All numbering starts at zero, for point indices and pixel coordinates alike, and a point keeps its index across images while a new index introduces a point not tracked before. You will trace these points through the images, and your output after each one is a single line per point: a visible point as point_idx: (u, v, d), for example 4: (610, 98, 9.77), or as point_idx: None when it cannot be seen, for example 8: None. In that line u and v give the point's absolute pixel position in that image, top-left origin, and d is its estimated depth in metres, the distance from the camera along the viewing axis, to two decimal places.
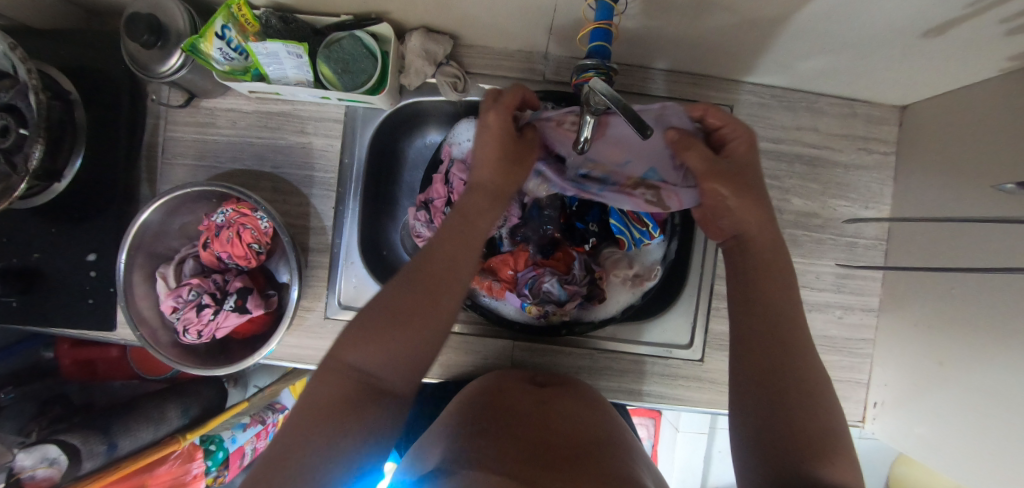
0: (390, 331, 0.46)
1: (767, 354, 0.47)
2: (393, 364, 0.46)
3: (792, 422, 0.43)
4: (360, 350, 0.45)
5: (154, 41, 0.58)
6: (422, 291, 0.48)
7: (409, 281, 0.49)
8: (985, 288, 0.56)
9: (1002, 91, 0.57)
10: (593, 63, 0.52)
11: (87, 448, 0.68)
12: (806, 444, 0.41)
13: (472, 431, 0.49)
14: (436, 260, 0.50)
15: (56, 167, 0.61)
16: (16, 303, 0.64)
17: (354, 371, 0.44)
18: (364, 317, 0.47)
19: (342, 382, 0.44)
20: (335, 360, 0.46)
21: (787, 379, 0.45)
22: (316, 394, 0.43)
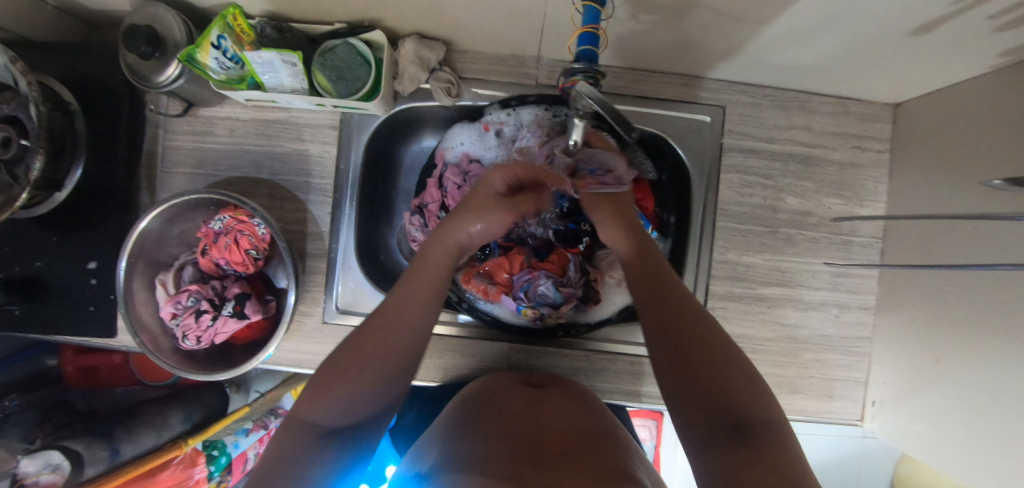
0: (343, 383, 0.49)
1: (682, 350, 0.49)
2: (351, 414, 0.50)
3: (722, 408, 0.44)
4: (318, 406, 0.49)
5: (151, 52, 0.59)
6: (377, 341, 0.51)
7: (360, 336, 0.52)
8: (981, 285, 0.55)
9: (994, 87, 0.57)
10: (582, 67, 0.52)
11: (90, 454, 0.69)
12: (741, 427, 0.43)
13: (468, 433, 0.50)
14: (390, 313, 0.53)
15: (57, 177, 0.62)
16: (20, 312, 0.65)
17: (313, 426, 0.48)
18: (317, 374, 0.50)
19: (301, 437, 0.47)
20: (296, 416, 0.49)
21: (708, 364, 0.47)
22: (272, 453, 0.46)
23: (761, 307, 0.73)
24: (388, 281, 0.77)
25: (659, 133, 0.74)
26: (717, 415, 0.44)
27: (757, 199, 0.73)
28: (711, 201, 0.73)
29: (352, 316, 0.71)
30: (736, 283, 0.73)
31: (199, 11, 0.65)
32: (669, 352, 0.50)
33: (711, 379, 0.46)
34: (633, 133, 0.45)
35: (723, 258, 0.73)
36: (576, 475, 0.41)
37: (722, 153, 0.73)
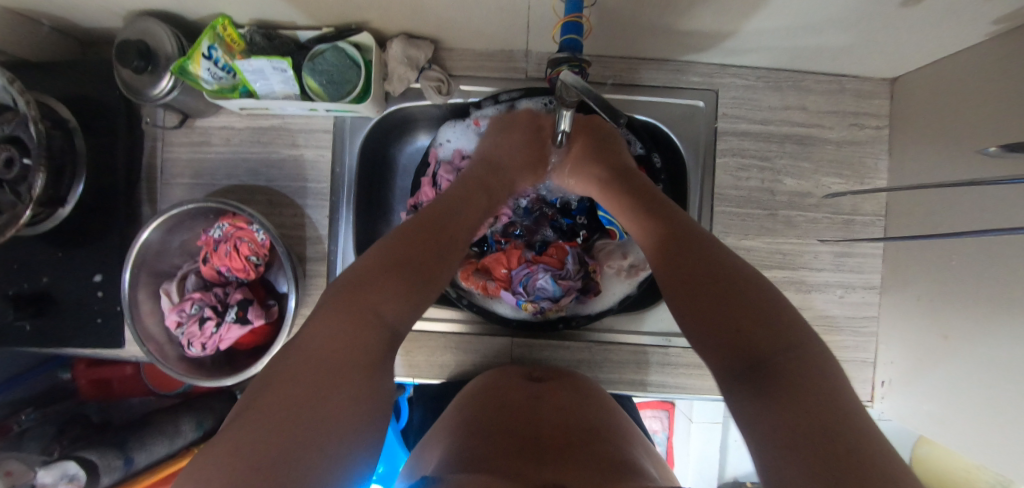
0: (399, 285, 0.46)
1: (703, 284, 0.44)
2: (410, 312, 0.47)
3: (743, 342, 0.39)
4: (385, 296, 0.44)
5: (144, 66, 0.60)
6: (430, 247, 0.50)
7: (415, 238, 0.50)
8: (986, 256, 0.54)
9: (992, 55, 0.55)
10: (565, 56, 0.53)
11: (105, 463, 0.70)
12: (759, 364, 0.38)
13: (464, 431, 0.50)
14: (457, 224, 0.54)
15: (59, 194, 0.63)
16: (31, 327, 0.66)
17: (386, 320, 0.44)
18: (359, 272, 0.45)
19: (374, 328, 0.43)
20: (361, 303, 0.43)
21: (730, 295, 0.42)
22: (321, 342, 0.40)
23: None
24: None
25: (650, 120, 0.74)
26: (740, 351, 0.39)
27: (754, 183, 0.72)
28: (708, 186, 0.72)
29: None
30: None
31: (189, 23, 0.66)
32: (686, 298, 0.44)
33: (730, 308, 0.41)
34: (625, 119, 0.44)
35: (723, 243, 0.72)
36: (572, 468, 0.41)
37: (717, 138, 0.72)
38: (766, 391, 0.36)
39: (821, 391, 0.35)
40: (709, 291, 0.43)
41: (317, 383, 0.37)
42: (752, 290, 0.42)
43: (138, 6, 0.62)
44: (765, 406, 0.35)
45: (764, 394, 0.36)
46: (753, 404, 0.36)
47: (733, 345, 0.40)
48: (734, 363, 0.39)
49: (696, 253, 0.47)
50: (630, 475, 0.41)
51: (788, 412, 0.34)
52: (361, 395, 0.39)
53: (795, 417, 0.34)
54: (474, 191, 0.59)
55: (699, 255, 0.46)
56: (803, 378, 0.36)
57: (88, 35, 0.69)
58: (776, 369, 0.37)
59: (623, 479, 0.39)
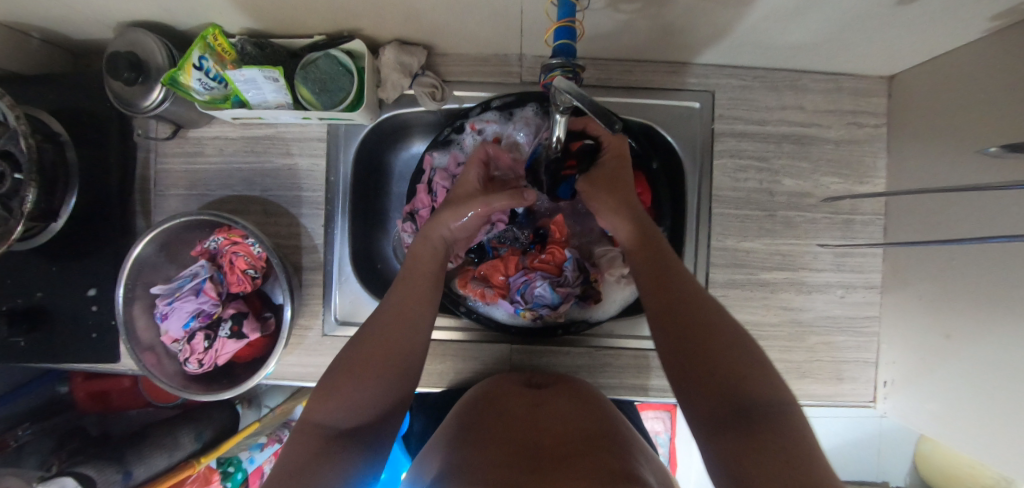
0: (351, 386, 0.49)
1: (694, 325, 0.46)
2: (360, 412, 0.48)
3: (734, 392, 0.41)
4: (324, 407, 0.47)
5: (136, 77, 0.59)
6: (371, 349, 0.51)
7: (365, 341, 0.52)
8: (988, 256, 0.54)
9: (990, 52, 0.55)
10: (558, 62, 0.51)
11: (104, 478, 0.69)
12: (747, 415, 0.40)
13: (450, 440, 0.51)
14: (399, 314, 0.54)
15: (53, 207, 0.63)
16: (25, 343, 0.66)
17: (320, 428, 0.46)
18: (321, 383, 0.50)
19: (308, 439, 0.45)
20: (302, 421, 0.47)
21: (717, 339, 0.44)
22: (286, 459, 0.44)
23: (763, 292, 0.72)
24: (386, 290, 0.78)
25: (647, 122, 0.73)
26: (730, 407, 0.41)
27: (752, 184, 0.72)
28: (705, 188, 0.72)
29: (353, 327, 0.71)
30: (737, 270, 0.72)
31: (180, 34, 0.65)
32: (675, 328, 0.46)
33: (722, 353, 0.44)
34: (619, 124, 0.44)
35: (722, 245, 0.72)
36: (579, 478, 0.40)
37: (714, 139, 0.72)
38: (742, 441, 0.38)
39: (800, 448, 0.37)
40: (691, 345, 0.45)
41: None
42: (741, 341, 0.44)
43: (128, 16, 0.61)
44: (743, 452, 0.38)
45: (743, 444, 0.38)
46: (729, 454, 0.38)
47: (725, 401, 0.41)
48: (721, 415, 0.41)
49: (689, 305, 0.48)
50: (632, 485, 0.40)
51: (763, 459, 0.36)
52: None
53: (767, 466, 0.36)
54: (411, 273, 0.58)
55: (692, 305, 0.48)
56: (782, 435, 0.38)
57: (78, 46, 0.69)
58: (766, 424, 0.39)
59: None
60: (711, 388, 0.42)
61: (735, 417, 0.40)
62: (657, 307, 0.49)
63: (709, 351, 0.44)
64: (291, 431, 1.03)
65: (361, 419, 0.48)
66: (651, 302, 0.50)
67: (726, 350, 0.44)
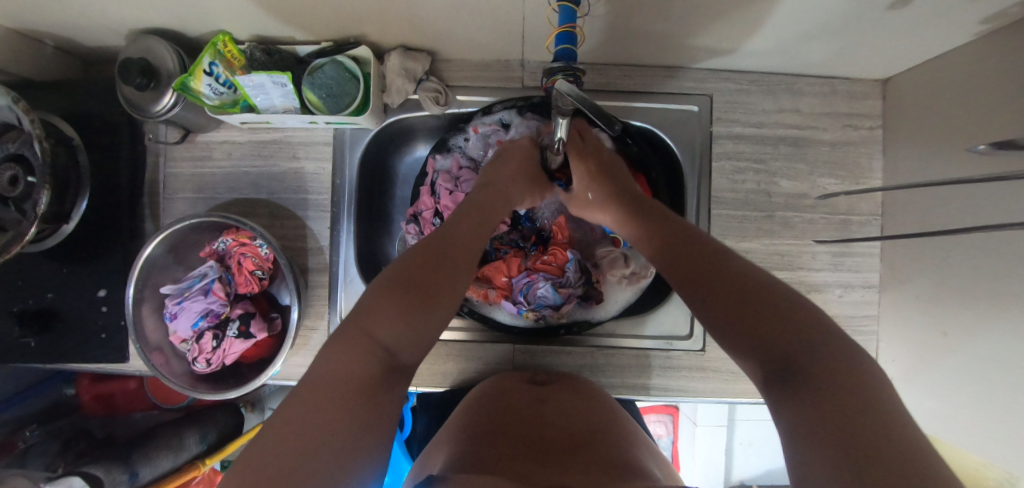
0: (411, 313, 0.45)
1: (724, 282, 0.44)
2: (414, 341, 0.46)
3: (776, 345, 0.38)
4: (387, 325, 0.44)
5: (147, 83, 0.61)
6: (430, 276, 0.48)
7: (417, 266, 0.48)
8: (984, 252, 0.55)
9: (982, 54, 0.56)
10: (560, 66, 0.53)
11: (111, 478, 0.70)
12: (789, 368, 0.36)
13: (465, 435, 0.51)
14: (455, 245, 0.52)
15: (64, 210, 0.64)
16: (34, 343, 0.67)
17: (381, 348, 0.43)
18: (366, 300, 0.45)
19: (366, 357, 0.42)
20: (360, 330, 0.43)
21: (753, 293, 0.41)
22: (334, 374, 0.41)
23: None
24: None
25: (647, 125, 0.74)
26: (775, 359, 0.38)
27: (751, 185, 0.73)
28: (704, 189, 0.73)
29: None
30: None
31: (190, 41, 0.67)
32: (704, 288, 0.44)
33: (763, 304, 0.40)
34: (619, 124, 0.45)
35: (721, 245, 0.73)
36: (586, 471, 0.41)
37: (712, 141, 0.73)
38: (802, 385, 0.35)
39: (870, 400, 0.32)
40: (732, 303, 0.42)
41: (331, 420, 0.38)
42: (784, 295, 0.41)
43: (141, 24, 0.63)
44: (807, 397, 0.34)
45: (801, 390, 0.35)
46: (795, 410, 0.35)
47: (764, 356, 0.38)
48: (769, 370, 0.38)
49: (720, 264, 0.45)
50: (636, 478, 0.41)
51: (828, 399, 0.33)
52: (351, 435, 0.38)
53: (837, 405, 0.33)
54: (467, 212, 0.58)
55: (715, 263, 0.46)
56: (841, 365, 0.35)
57: (91, 53, 0.70)
58: (808, 373, 0.35)
59: (626, 481, 0.40)
60: (751, 339, 0.39)
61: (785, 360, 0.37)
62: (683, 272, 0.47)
63: (749, 302, 0.41)
64: None
65: (411, 352, 0.46)
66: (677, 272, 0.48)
67: (762, 297, 0.41)
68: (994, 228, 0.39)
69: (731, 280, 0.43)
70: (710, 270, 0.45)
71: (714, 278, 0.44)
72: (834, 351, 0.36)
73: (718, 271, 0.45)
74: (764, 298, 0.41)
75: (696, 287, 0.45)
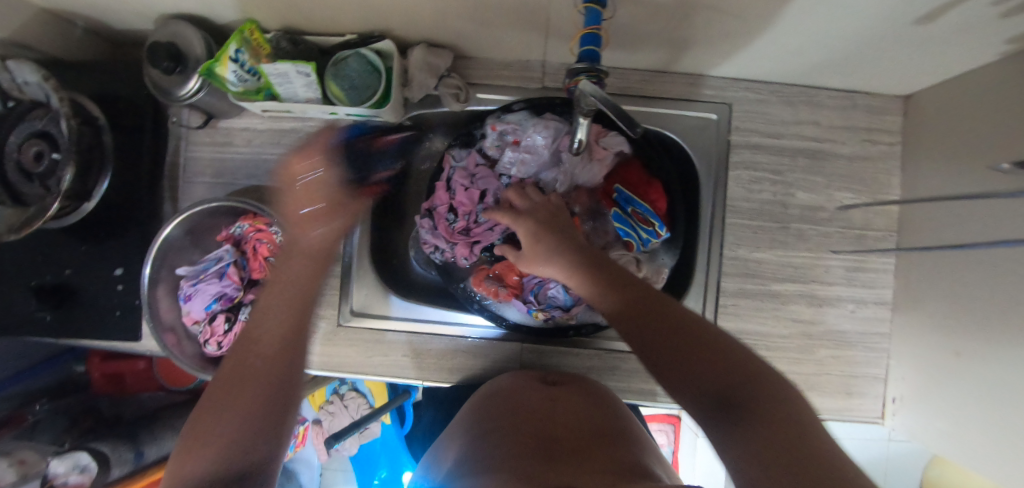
0: (203, 442, 0.46)
1: (656, 327, 0.48)
2: (245, 425, 0.48)
3: (702, 379, 0.42)
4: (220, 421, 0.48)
5: (173, 67, 0.62)
6: (234, 391, 0.50)
7: (222, 389, 0.51)
8: (1001, 273, 0.54)
9: (1004, 74, 0.56)
10: (584, 66, 0.53)
11: (117, 455, 0.71)
12: (724, 398, 0.40)
13: (475, 434, 0.51)
14: (258, 350, 0.54)
15: (86, 188, 0.65)
16: (50, 318, 0.68)
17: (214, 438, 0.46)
18: (199, 408, 0.50)
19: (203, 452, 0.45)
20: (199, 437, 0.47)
21: (676, 332, 0.47)
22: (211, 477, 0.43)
23: (774, 303, 0.73)
24: (402, 285, 0.79)
25: (665, 131, 0.74)
26: (706, 392, 0.41)
27: (766, 196, 0.73)
28: (720, 197, 0.73)
29: (369, 319, 0.73)
30: (748, 280, 0.73)
31: (217, 28, 0.68)
32: (640, 332, 0.49)
33: (687, 345, 0.45)
34: (640, 129, 0.45)
35: (734, 255, 0.73)
36: (591, 470, 0.41)
37: (729, 150, 0.73)
38: (741, 426, 0.37)
39: (780, 413, 0.37)
40: (666, 343, 0.46)
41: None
42: (702, 330, 0.46)
43: (171, 9, 0.64)
44: (745, 437, 0.36)
45: (744, 430, 0.36)
46: (727, 435, 0.37)
47: (701, 393, 0.42)
48: (705, 399, 0.41)
49: (652, 307, 0.50)
50: (643, 478, 0.41)
51: (765, 443, 0.35)
52: None
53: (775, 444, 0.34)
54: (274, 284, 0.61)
55: (648, 307, 0.51)
56: (759, 393, 0.39)
57: (119, 36, 0.72)
58: (738, 399, 0.39)
59: (633, 481, 0.39)
60: (686, 378, 0.43)
61: (732, 406, 0.39)
62: (626, 319, 0.51)
63: (697, 358, 0.44)
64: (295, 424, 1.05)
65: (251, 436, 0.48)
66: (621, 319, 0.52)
67: (697, 341, 0.45)
68: (992, 245, 0.40)
69: (678, 337, 0.46)
70: (661, 327, 0.48)
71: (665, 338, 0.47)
72: (750, 378, 0.40)
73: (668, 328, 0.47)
74: (704, 350, 0.44)
75: (648, 350, 0.47)
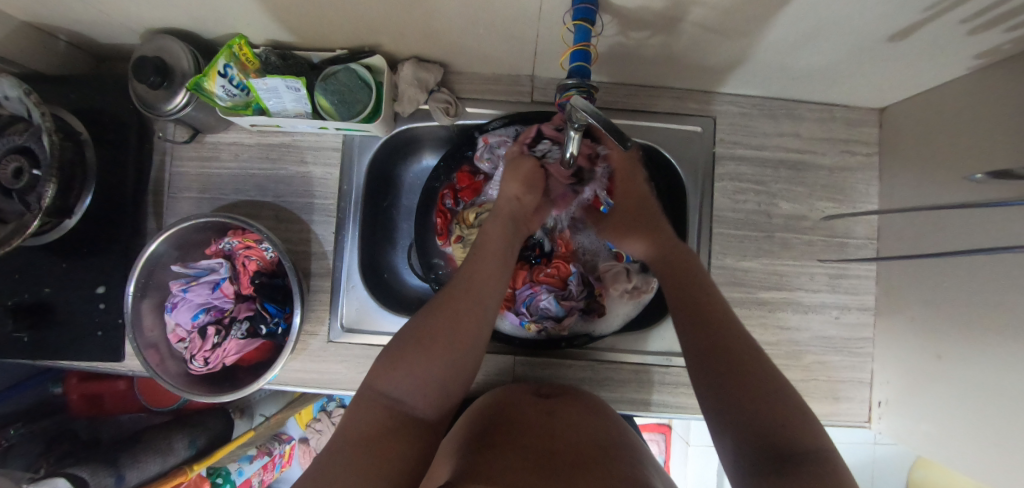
0: (395, 375, 0.51)
1: (729, 357, 0.49)
2: (419, 387, 0.51)
3: (767, 432, 0.43)
4: (393, 378, 0.51)
5: (161, 82, 0.61)
6: (429, 328, 0.53)
7: (420, 341, 0.52)
8: (978, 277, 0.56)
9: (975, 88, 0.59)
10: (574, 82, 0.55)
11: (96, 480, 0.69)
12: (786, 457, 0.41)
13: (473, 446, 0.49)
14: (441, 322, 0.53)
15: (67, 205, 0.63)
16: (27, 339, 0.66)
17: (387, 398, 0.50)
18: (391, 350, 0.52)
19: (376, 409, 0.49)
20: (371, 388, 0.51)
21: (746, 368, 0.48)
22: (355, 424, 0.48)
23: (760, 311, 0.74)
24: (392, 299, 0.78)
25: (652, 144, 0.76)
26: (771, 443, 0.42)
27: (751, 206, 0.75)
28: (707, 208, 0.74)
29: (357, 334, 0.72)
30: (736, 289, 0.74)
31: (205, 42, 0.67)
32: (707, 351, 0.51)
33: (751, 383, 0.47)
34: (630, 144, 0.47)
35: (722, 264, 0.74)
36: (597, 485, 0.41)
37: (715, 162, 0.75)
38: (786, 481, 0.39)
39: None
40: (732, 374, 0.48)
41: (346, 460, 0.45)
42: (774, 379, 0.47)
43: (159, 24, 0.63)
44: None
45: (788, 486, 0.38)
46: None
47: (759, 441, 0.43)
48: (760, 456, 0.42)
49: (727, 334, 0.51)
50: None
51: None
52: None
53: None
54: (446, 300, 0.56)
55: (725, 331, 0.52)
56: (823, 468, 0.39)
57: (103, 50, 0.71)
58: (802, 464, 0.40)
59: None
60: (749, 420, 0.44)
61: (782, 460, 0.41)
62: (695, 336, 0.53)
63: (752, 399, 0.46)
64: (280, 443, 1.06)
65: (424, 401, 0.51)
66: (693, 336, 0.53)
67: (770, 393, 0.46)
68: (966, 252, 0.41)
69: (738, 366, 0.48)
70: (722, 349, 0.50)
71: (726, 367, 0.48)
72: (815, 453, 0.41)
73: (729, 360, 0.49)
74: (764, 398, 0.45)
75: (706, 363, 0.50)
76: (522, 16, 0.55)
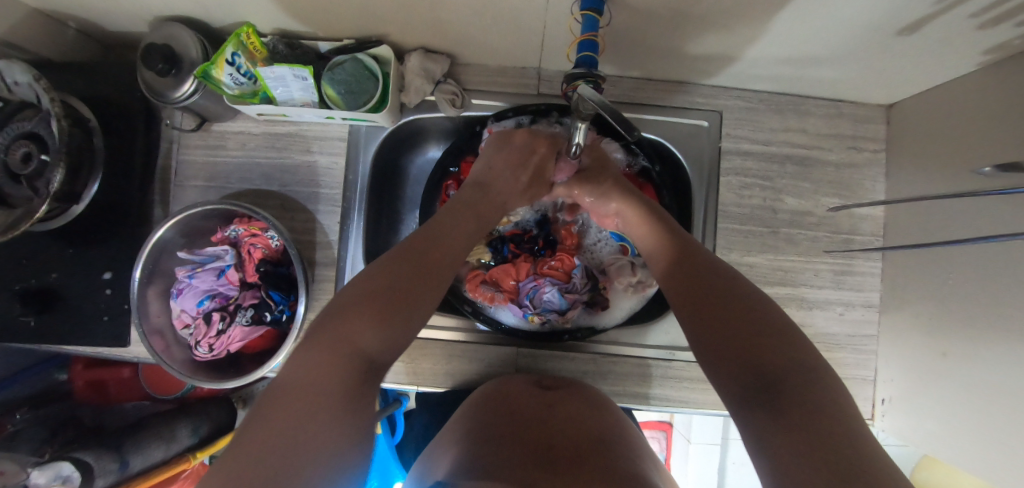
0: (366, 325, 0.46)
1: (709, 296, 0.48)
2: (391, 344, 0.47)
3: (755, 363, 0.42)
4: (362, 329, 0.46)
5: (168, 69, 0.61)
6: (405, 284, 0.50)
7: (392, 292, 0.48)
8: (985, 274, 0.56)
9: (984, 84, 0.58)
10: (581, 71, 0.54)
11: (100, 465, 0.68)
12: (772, 384, 0.40)
13: (471, 437, 0.49)
14: (419, 274, 0.51)
15: (74, 191, 0.64)
16: (34, 323, 0.67)
17: (354, 349, 0.45)
18: (355, 298, 0.47)
19: (339, 360, 0.44)
20: (335, 335, 0.45)
21: (725, 303, 0.47)
22: (314, 380, 0.42)
23: None
24: None
25: (658, 138, 0.76)
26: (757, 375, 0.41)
27: (756, 201, 0.74)
28: (711, 202, 0.74)
29: None
30: None
31: (213, 30, 0.68)
32: (688, 296, 0.50)
33: (735, 318, 0.45)
34: (636, 133, 0.46)
35: (726, 258, 0.74)
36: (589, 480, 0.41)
37: (721, 156, 0.75)
38: (773, 413, 0.38)
39: (833, 407, 0.37)
40: (716, 313, 0.47)
41: (298, 414, 0.40)
42: (758, 306, 0.46)
43: (168, 11, 0.63)
44: (774, 424, 0.38)
45: (774, 416, 0.38)
46: (765, 427, 0.38)
47: (749, 376, 0.42)
48: (751, 387, 0.41)
49: (706, 274, 0.51)
50: None
51: (799, 432, 0.36)
52: (309, 447, 0.38)
53: (805, 437, 0.35)
54: (417, 259, 0.52)
55: (702, 272, 0.51)
56: (812, 386, 0.39)
57: (111, 38, 0.71)
58: (786, 388, 0.39)
59: None
60: (738, 359, 0.43)
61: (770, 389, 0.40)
62: (678, 284, 0.52)
63: (734, 331, 0.45)
64: None
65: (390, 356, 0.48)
66: (673, 285, 0.52)
67: (752, 322, 0.44)
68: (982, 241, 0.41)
69: (720, 303, 0.47)
70: (703, 293, 0.49)
71: (706, 307, 0.48)
72: (806, 373, 0.40)
73: (750, 330, 0.44)
74: (789, 361, 0.41)
75: (690, 310, 0.49)
76: (530, 5, 0.55)
